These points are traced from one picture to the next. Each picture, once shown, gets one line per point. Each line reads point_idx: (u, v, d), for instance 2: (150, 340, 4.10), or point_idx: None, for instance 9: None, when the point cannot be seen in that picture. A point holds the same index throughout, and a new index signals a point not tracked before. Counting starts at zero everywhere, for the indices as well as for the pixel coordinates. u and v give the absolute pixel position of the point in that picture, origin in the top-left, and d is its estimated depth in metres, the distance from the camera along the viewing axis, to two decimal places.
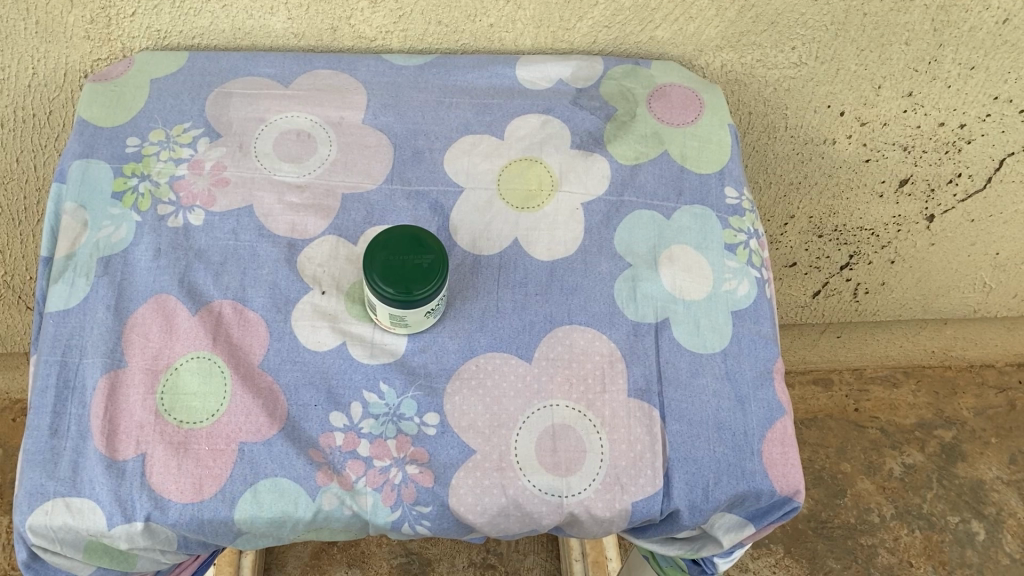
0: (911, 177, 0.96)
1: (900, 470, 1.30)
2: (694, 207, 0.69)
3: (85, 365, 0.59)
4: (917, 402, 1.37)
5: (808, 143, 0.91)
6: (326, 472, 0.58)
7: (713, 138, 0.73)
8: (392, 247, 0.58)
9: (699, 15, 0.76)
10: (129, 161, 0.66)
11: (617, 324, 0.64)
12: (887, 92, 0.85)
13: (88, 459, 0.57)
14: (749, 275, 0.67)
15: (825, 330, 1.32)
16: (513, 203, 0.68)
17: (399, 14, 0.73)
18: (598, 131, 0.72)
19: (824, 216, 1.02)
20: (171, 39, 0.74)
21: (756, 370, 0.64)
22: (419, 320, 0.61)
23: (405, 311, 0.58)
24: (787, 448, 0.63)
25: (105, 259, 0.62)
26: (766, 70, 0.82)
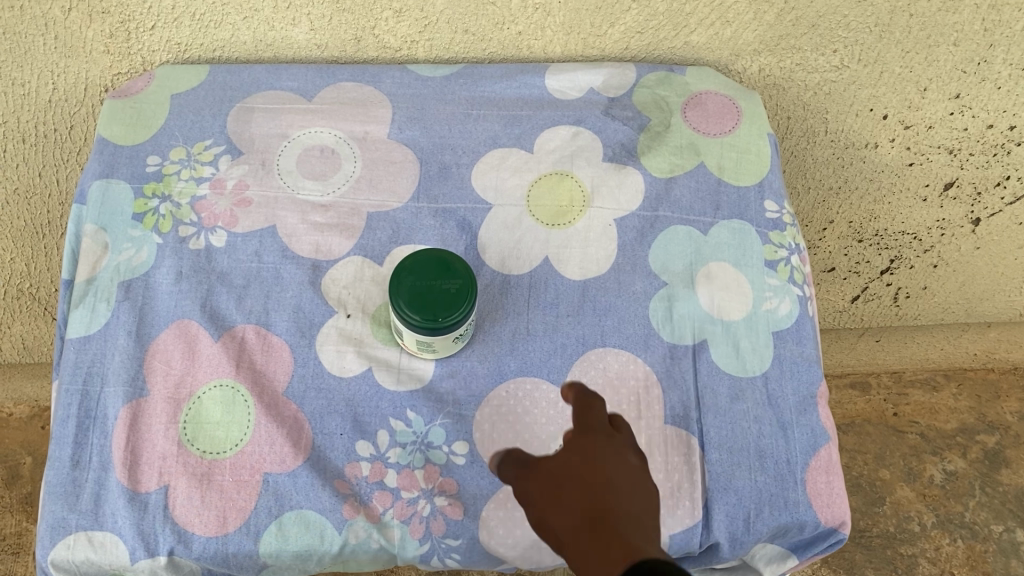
0: (956, 180, 0.92)
1: (941, 477, 1.21)
2: (733, 222, 0.66)
3: (106, 394, 0.58)
4: (959, 406, 1.27)
5: (849, 147, 0.88)
6: (353, 504, 0.56)
7: (752, 148, 0.69)
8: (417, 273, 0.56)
9: (735, 19, 0.73)
10: (150, 180, 0.64)
11: (652, 347, 0.62)
12: (933, 95, 0.81)
13: (110, 491, 0.55)
14: (791, 294, 0.65)
15: (862, 333, 1.26)
16: (544, 220, 0.66)
17: (425, 23, 0.71)
18: (631, 142, 0.69)
19: (865, 221, 0.99)
20: (192, 52, 0.72)
21: (799, 395, 0.62)
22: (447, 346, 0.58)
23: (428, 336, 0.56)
24: (833, 477, 0.60)
25: (127, 283, 0.61)
26: (806, 74, 0.79)
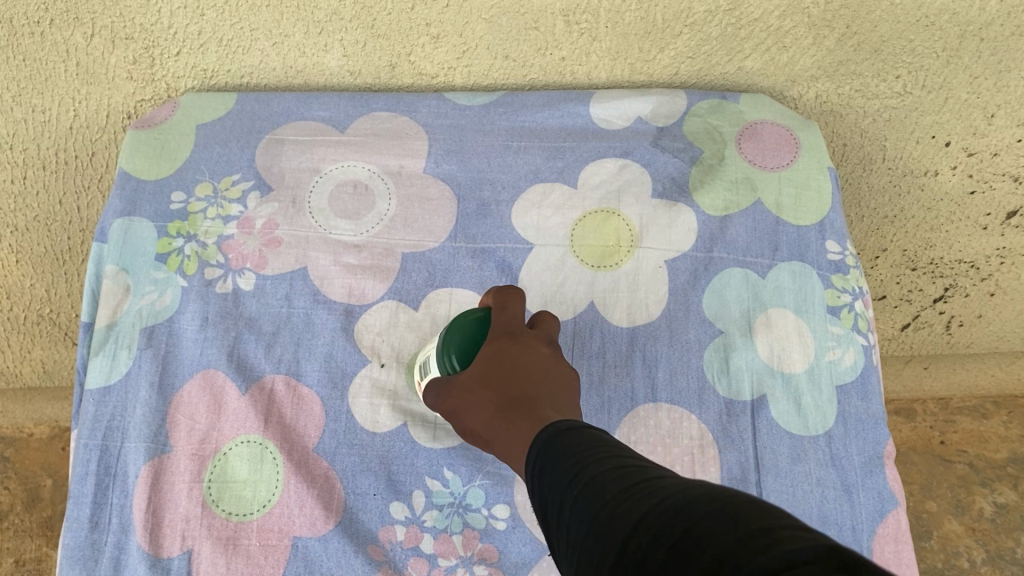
0: (1020, 210, 0.86)
1: (992, 511, 1.08)
2: (793, 264, 0.62)
3: (127, 450, 0.54)
4: (1010, 435, 1.12)
5: (907, 174, 0.83)
6: (387, 572, 0.53)
7: (812, 184, 0.64)
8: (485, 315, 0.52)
9: (793, 44, 0.68)
10: (174, 219, 0.61)
11: (706, 402, 0.58)
12: (1000, 121, 0.76)
13: (131, 556, 0.52)
14: (855, 343, 0.60)
15: (910, 358, 1.13)
16: (591, 262, 0.62)
17: (463, 49, 0.67)
18: (682, 176, 0.65)
19: (920, 250, 0.93)
20: (218, 78, 0.69)
21: (864, 456, 0.57)
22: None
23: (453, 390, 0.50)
24: (901, 545, 0.56)
25: (149, 329, 0.57)
26: (865, 101, 0.74)
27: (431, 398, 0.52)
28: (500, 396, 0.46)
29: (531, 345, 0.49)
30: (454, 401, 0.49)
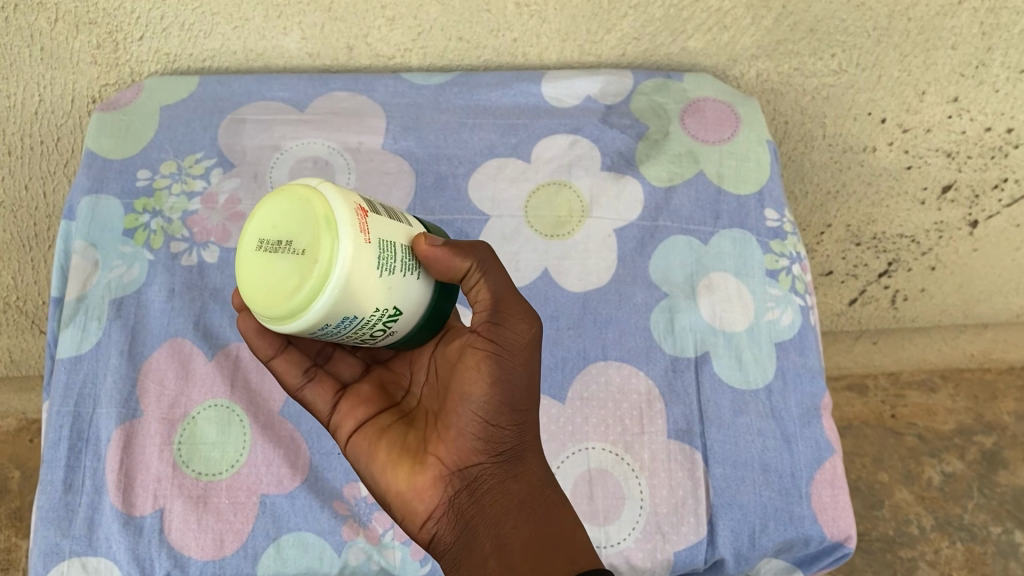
0: (954, 183, 0.90)
1: (940, 479, 1.09)
2: (733, 231, 0.65)
3: (99, 415, 0.56)
4: (956, 406, 1.14)
5: (847, 151, 0.87)
6: (353, 526, 0.55)
7: (751, 156, 0.68)
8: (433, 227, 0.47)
9: (733, 24, 0.72)
10: (140, 196, 0.63)
11: (654, 359, 0.61)
12: (931, 98, 0.80)
13: (104, 515, 0.54)
14: (793, 303, 0.63)
15: (860, 335, 1.15)
16: (543, 230, 0.65)
17: (418, 31, 0.70)
18: (629, 151, 0.68)
19: (863, 225, 0.96)
20: (181, 62, 0.71)
21: (803, 407, 0.61)
22: (348, 330, 0.40)
23: (414, 298, 0.42)
24: (837, 490, 0.59)
25: (118, 301, 0.60)
26: (804, 79, 0.78)
27: (439, 251, 0.42)
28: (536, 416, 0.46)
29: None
30: (515, 327, 0.44)
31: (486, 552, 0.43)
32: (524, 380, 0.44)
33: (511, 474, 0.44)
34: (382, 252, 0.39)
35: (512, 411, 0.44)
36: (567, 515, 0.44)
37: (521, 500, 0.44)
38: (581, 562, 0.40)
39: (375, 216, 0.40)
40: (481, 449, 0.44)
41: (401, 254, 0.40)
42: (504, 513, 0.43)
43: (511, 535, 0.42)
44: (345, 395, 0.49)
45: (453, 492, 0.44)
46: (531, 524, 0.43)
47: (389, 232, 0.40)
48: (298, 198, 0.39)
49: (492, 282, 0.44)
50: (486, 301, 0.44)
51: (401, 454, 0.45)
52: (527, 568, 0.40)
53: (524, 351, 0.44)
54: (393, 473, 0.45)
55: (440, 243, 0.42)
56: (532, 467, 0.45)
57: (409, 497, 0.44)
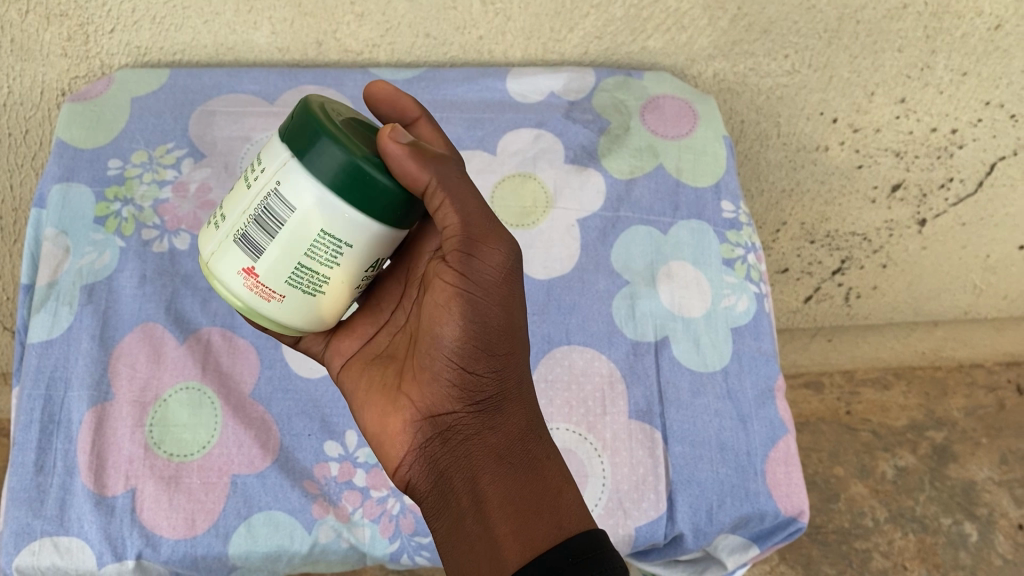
0: (902, 182, 0.93)
1: (894, 473, 1.12)
2: (692, 222, 0.68)
3: (70, 398, 0.57)
4: (908, 403, 1.17)
5: (801, 150, 0.89)
6: (323, 504, 0.57)
7: (709, 150, 0.71)
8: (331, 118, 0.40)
9: (690, 24, 0.75)
10: (111, 184, 0.64)
11: (616, 344, 0.63)
12: (880, 99, 0.84)
13: (76, 496, 0.55)
14: (748, 291, 0.66)
15: (815, 333, 1.16)
16: (508, 220, 0.67)
17: (387, 27, 0.72)
18: (592, 144, 0.70)
19: (817, 223, 0.98)
20: (151, 56, 0.72)
21: (758, 389, 0.63)
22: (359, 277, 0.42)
23: (380, 234, 0.40)
24: (791, 468, 0.61)
25: (89, 287, 0.60)
26: (759, 79, 0.81)
27: (400, 150, 0.39)
28: (523, 362, 0.47)
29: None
30: (487, 260, 0.42)
31: (464, 507, 0.44)
32: (503, 322, 0.44)
33: (487, 425, 0.45)
34: (293, 286, 0.40)
35: (489, 358, 0.44)
36: (554, 472, 0.44)
37: (499, 453, 0.45)
38: (568, 528, 0.41)
39: (260, 257, 0.39)
40: (456, 397, 0.45)
41: (313, 259, 0.39)
42: (482, 467, 0.44)
43: (490, 491, 0.43)
44: (340, 331, 0.52)
45: (428, 436, 0.46)
46: (513, 480, 0.44)
47: (285, 258, 0.39)
48: (204, 256, 0.41)
49: (459, 202, 0.41)
50: (454, 226, 0.42)
51: (386, 392, 0.48)
52: (507, 529, 0.41)
53: (501, 289, 0.43)
54: (377, 410, 0.48)
55: (404, 139, 0.40)
56: (512, 420, 0.46)
57: (388, 436, 0.47)
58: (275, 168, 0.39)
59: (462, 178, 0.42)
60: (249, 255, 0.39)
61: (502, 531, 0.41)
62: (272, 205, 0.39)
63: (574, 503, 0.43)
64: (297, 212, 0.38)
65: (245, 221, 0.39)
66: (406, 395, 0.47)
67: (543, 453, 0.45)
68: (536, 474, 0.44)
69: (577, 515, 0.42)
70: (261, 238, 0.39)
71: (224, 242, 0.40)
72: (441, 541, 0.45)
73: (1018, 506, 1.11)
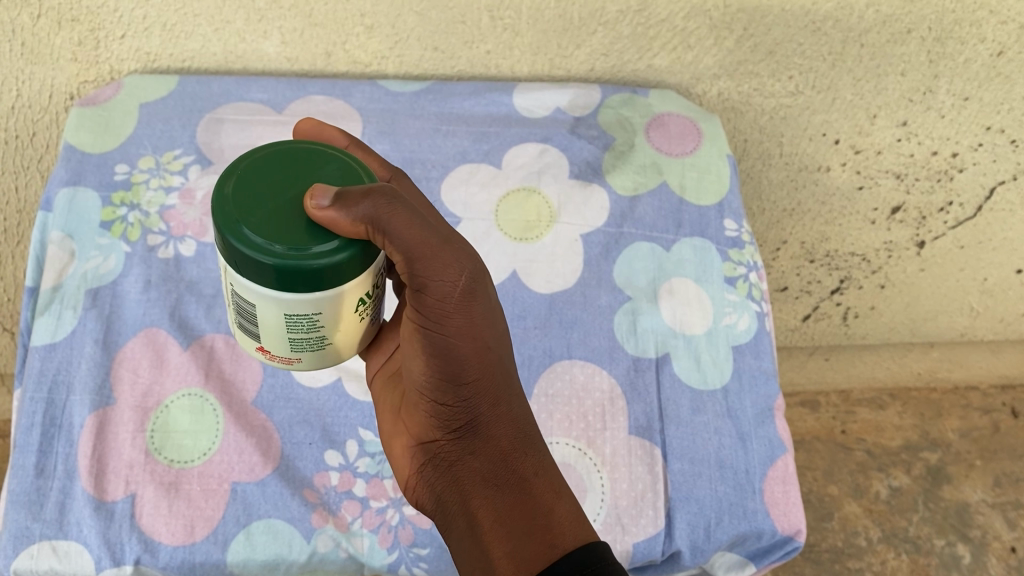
0: (902, 205, 0.94)
1: (888, 493, 1.12)
2: (694, 240, 0.68)
3: (72, 402, 0.57)
4: (903, 424, 1.17)
5: (803, 170, 0.90)
6: (322, 513, 0.57)
7: (712, 169, 0.71)
8: (229, 202, 0.37)
9: (696, 44, 0.76)
10: (118, 189, 0.64)
11: (617, 359, 0.64)
12: (882, 121, 0.85)
13: (76, 500, 0.55)
14: (749, 309, 0.67)
15: (813, 352, 1.16)
16: (512, 233, 0.67)
17: (396, 40, 0.72)
18: (596, 161, 0.71)
19: (817, 242, 0.98)
20: (160, 62, 0.72)
21: (757, 408, 0.64)
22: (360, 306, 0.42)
23: (336, 298, 0.39)
24: (789, 486, 0.62)
25: (94, 291, 0.61)
26: (763, 99, 0.82)
27: (330, 217, 0.36)
28: (505, 377, 0.46)
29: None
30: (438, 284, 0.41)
31: (461, 530, 0.46)
32: (470, 348, 0.44)
33: (468, 450, 0.46)
34: (299, 349, 0.42)
35: (457, 387, 0.45)
36: (544, 488, 0.45)
37: (484, 477, 0.46)
38: (563, 545, 0.42)
39: (260, 338, 0.42)
40: (439, 424, 0.47)
41: (298, 333, 0.40)
42: (472, 491, 0.46)
43: (479, 514, 0.45)
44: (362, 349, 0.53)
45: (424, 461, 0.49)
46: (498, 503, 0.45)
47: (276, 339, 0.41)
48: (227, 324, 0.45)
49: (400, 238, 0.39)
50: (401, 259, 0.40)
51: (394, 421, 0.51)
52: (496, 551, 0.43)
53: (456, 315, 0.43)
54: (388, 438, 0.51)
55: (328, 201, 0.36)
56: (493, 441, 0.46)
57: (397, 463, 0.50)
58: (223, 272, 0.39)
59: (397, 205, 0.39)
60: (253, 337, 0.42)
61: (495, 555, 0.42)
62: (239, 302, 0.40)
63: (566, 519, 0.43)
64: (258, 312, 0.39)
65: (234, 314, 0.42)
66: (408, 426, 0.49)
67: (529, 468, 0.45)
68: (523, 492, 0.45)
69: (571, 529, 0.43)
70: (249, 326, 0.41)
71: (234, 322, 0.43)
72: None
73: (1011, 528, 1.11)
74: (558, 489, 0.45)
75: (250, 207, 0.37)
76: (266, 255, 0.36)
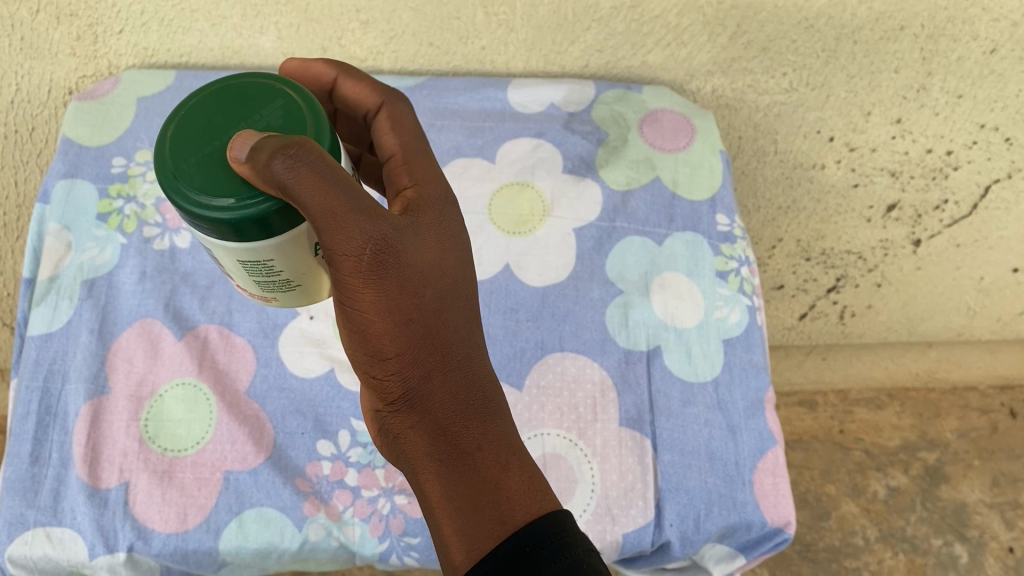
0: (898, 203, 0.92)
1: (885, 492, 1.13)
2: (686, 234, 0.69)
3: (67, 391, 0.58)
4: (902, 424, 1.16)
5: (797, 167, 0.89)
6: (314, 502, 0.57)
7: (705, 164, 0.72)
8: (171, 138, 0.38)
9: (690, 40, 0.78)
10: (115, 181, 0.65)
11: (608, 352, 0.64)
12: (876, 118, 0.86)
13: (70, 487, 0.55)
14: (741, 303, 0.67)
15: (810, 350, 1.15)
16: (505, 227, 0.68)
17: (392, 35, 0.74)
18: (589, 155, 0.71)
19: (813, 240, 0.93)
20: (158, 58, 0.73)
21: (748, 400, 0.64)
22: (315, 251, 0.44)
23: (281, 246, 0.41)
24: (779, 479, 0.62)
25: (90, 282, 0.61)
26: (757, 96, 0.83)
27: (245, 170, 0.37)
28: (449, 342, 0.46)
29: (433, 228, 0.45)
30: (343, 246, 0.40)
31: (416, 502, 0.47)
32: (386, 321, 0.43)
33: (408, 424, 0.46)
34: (263, 286, 0.45)
35: (389, 361, 0.45)
36: (487, 463, 0.45)
37: (426, 451, 0.46)
38: (512, 522, 0.43)
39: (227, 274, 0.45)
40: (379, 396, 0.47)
41: (256, 275, 0.43)
42: (417, 464, 0.46)
43: (429, 490, 0.45)
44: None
45: (379, 427, 0.49)
46: (443, 479, 0.45)
47: (245, 280, 0.44)
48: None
49: (304, 201, 0.38)
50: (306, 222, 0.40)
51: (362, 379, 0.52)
52: (449, 530, 0.44)
53: (366, 285, 0.42)
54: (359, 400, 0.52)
55: (243, 156, 0.37)
56: (432, 416, 0.46)
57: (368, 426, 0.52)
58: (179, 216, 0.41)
59: (305, 168, 0.37)
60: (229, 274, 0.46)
61: (446, 530, 0.44)
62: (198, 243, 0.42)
63: (515, 490, 0.44)
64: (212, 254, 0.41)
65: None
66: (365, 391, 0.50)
67: (476, 438, 0.46)
68: (466, 467, 0.45)
69: (518, 504, 0.44)
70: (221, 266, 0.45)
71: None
72: None
73: (1009, 528, 1.12)
74: (504, 462, 0.45)
75: (190, 146, 0.38)
76: (188, 196, 0.37)
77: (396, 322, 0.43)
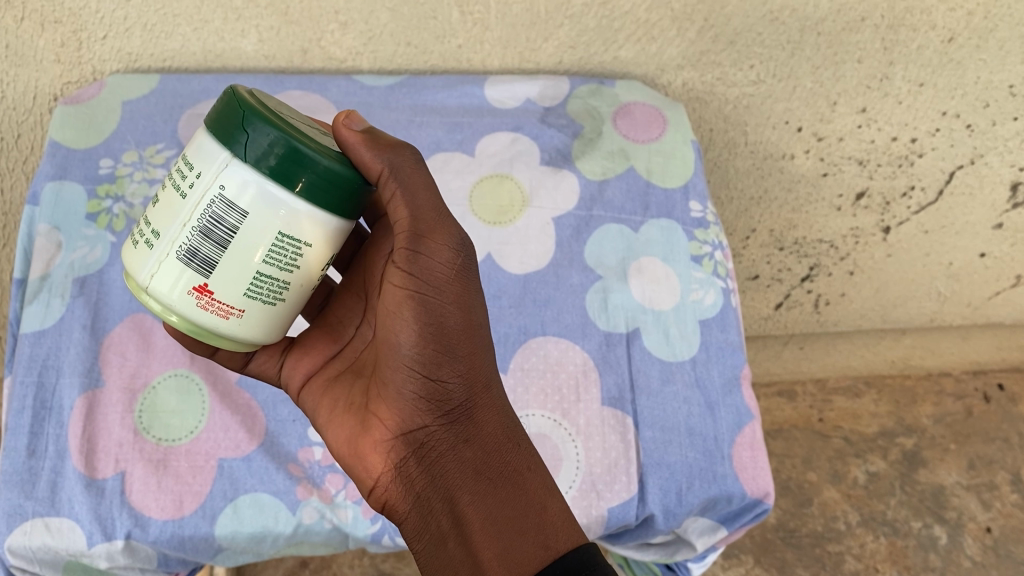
0: (866, 190, 0.95)
1: (865, 478, 1.15)
2: (661, 220, 0.71)
3: (61, 385, 0.59)
4: (879, 411, 1.21)
5: (768, 158, 0.92)
6: (306, 486, 0.59)
7: (678, 154, 0.74)
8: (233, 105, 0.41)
9: (660, 35, 0.79)
10: (103, 182, 0.66)
11: (589, 335, 0.66)
12: (842, 108, 0.87)
13: (66, 478, 0.56)
14: (715, 285, 0.69)
15: (788, 341, 1.18)
16: (487, 218, 0.70)
17: (369, 36, 0.75)
18: (566, 147, 0.73)
19: (785, 230, 1.01)
20: (141, 62, 0.75)
21: (724, 377, 0.66)
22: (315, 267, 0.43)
23: (326, 227, 0.42)
24: (756, 452, 0.64)
25: (81, 279, 0.63)
26: (726, 88, 0.85)
27: (352, 133, 0.45)
28: (488, 364, 0.50)
29: None
30: (438, 249, 0.47)
31: (446, 529, 0.47)
32: (457, 321, 0.48)
33: (461, 437, 0.49)
34: (252, 297, 0.42)
35: (454, 363, 0.48)
36: (535, 485, 0.48)
37: (476, 467, 0.48)
38: (556, 547, 0.45)
39: (213, 271, 0.40)
40: (423, 410, 0.48)
41: (271, 265, 0.41)
42: (461, 487, 0.48)
43: (470, 512, 0.47)
44: (292, 350, 0.55)
45: (398, 459, 0.49)
46: (487, 504, 0.47)
47: (243, 268, 0.40)
48: (139, 282, 0.42)
49: (415, 194, 0.46)
50: (408, 217, 0.46)
51: (355, 411, 0.51)
52: (495, 550, 0.46)
53: (454, 285, 0.47)
54: (348, 433, 0.51)
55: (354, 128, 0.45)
56: (482, 431, 0.49)
57: (362, 458, 0.50)
58: (213, 172, 0.40)
59: (418, 168, 0.47)
60: (200, 271, 0.41)
61: (486, 557, 0.45)
62: (216, 212, 0.40)
63: (558, 518, 0.47)
64: (249, 218, 0.40)
65: (188, 235, 0.40)
66: (376, 415, 0.50)
67: (518, 461, 0.49)
68: (514, 487, 0.48)
69: (560, 529, 0.46)
70: (211, 251, 0.40)
71: (162, 260, 0.41)
72: (421, 560, 0.48)
73: (986, 510, 1.14)
74: (547, 485, 0.49)
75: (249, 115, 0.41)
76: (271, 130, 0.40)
77: (463, 330, 0.48)
